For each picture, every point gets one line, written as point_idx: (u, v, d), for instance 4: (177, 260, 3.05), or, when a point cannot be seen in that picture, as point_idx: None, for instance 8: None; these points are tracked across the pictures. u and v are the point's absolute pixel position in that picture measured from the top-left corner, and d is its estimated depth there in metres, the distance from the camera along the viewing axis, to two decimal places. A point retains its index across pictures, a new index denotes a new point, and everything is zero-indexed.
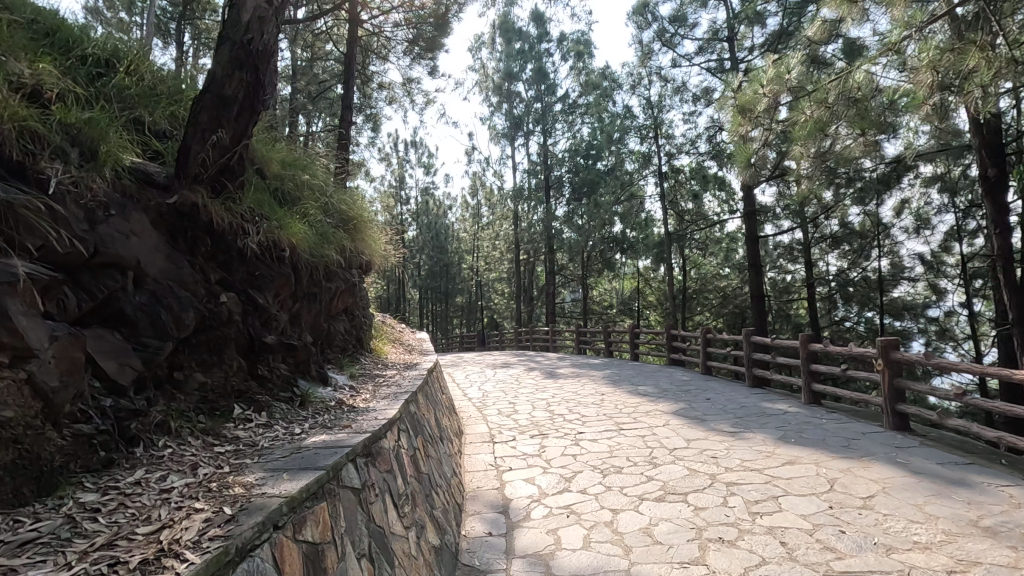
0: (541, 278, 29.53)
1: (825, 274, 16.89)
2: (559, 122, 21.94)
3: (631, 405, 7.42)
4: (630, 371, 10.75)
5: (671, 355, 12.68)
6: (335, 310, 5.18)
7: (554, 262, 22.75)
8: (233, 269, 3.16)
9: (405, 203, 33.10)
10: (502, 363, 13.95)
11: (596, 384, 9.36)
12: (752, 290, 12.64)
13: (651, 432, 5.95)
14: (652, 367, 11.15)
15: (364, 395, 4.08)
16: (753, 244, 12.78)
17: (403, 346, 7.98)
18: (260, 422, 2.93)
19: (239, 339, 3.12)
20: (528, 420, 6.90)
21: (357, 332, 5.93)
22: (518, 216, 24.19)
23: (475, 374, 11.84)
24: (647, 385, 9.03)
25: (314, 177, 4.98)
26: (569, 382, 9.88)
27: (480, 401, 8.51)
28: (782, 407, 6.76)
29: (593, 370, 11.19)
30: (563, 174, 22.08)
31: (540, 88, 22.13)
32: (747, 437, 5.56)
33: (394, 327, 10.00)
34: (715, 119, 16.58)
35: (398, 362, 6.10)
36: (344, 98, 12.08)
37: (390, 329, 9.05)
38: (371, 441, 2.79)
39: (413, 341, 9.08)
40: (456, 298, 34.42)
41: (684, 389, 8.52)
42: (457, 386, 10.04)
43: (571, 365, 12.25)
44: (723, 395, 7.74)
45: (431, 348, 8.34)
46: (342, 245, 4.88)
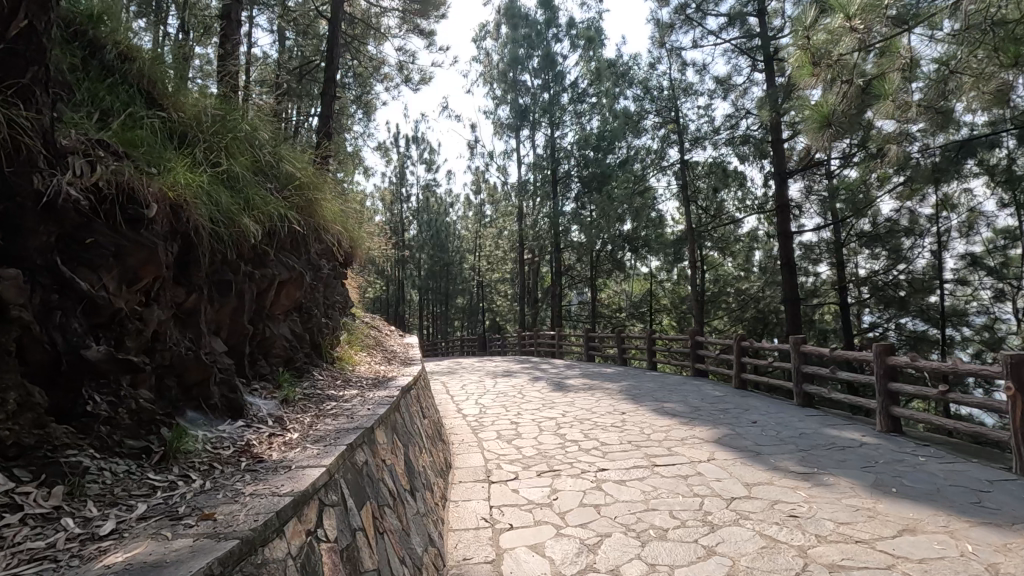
0: (545, 279, 28.15)
1: (859, 277, 15.48)
2: (567, 113, 20.57)
3: (661, 429, 6.04)
4: (651, 384, 9.36)
5: (693, 364, 11.25)
6: (274, 308, 3.82)
7: (561, 263, 21.44)
8: (22, 228, 1.81)
9: (405, 199, 31.72)
10: (503, 370, 12.59)
11: (613, 400, 7.98)
12: (785, 293, 11.28)
13: (695, 472, 4.56)
14: (676, 379, 9.77)
15: (290, 434, 2.70)
16: (786, 242, 11.37)
17: (384, 353, 6.61)
18: (37, 515, 1.55)
19: (27, 351, 1.76)
20: (534, 449, 5.51)
21: (314, 336, 4.58)
22: (523, 212, 22.82)
23: (473, 383, 10.46)
24: (674, 401, 7.65)
25: (245, 125, 3.66)
26: (580, 396, 8.51)
27: (475, 420, 7.13)
28: (855, 435, 5.37)
29: (608, 381, 9.80)
30: (571, 168, 20.69)
31: (548, 77, 20.75)
32: (827, 482, 4.18)
33: (378, 330, 8.64)
34: (738, 107, 15.19)
35: (367, 375, 4.72)
36: (326, 72, 10.68)
37: (369, 331, 7.70)
38: (230, 564, 1.40)
39: (397, 345, 7.71)
40: (457, 299, 33.04)
41: (720, 407, 7.15)
42: (450, 399, 8.68)
43: (581, 375, 10.85)
44: (772, 417, 6.37)
45: (418, 355, 6.98)
46: (279, 215, 3.52)
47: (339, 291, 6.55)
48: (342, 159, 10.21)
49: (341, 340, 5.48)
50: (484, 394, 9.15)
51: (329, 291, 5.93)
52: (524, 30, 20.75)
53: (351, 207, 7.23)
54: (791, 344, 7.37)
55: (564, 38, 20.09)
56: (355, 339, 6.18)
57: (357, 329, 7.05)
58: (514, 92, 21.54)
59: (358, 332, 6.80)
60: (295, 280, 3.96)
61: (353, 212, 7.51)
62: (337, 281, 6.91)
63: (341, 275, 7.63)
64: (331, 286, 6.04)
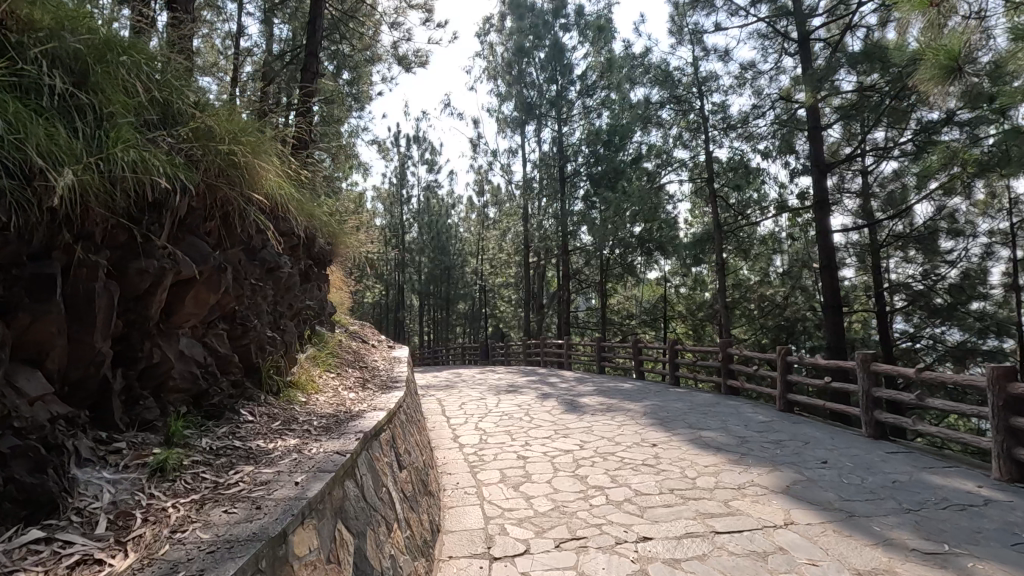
0: (552, 283, 26.93)
1: (897, 283, 14.13)
2: (575, 107, 19.42)
3: (708, 472, 4.77)
4: (679, 404, 8.06)
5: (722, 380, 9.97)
6: (171, 318, 2.60)
7: (568, 268, 20.20)
8: None
9: (405, 201, 30.59)
10: (508, 384, 11.33)
11: (637, 426, 6.71)
12: (824, 300, 10.01)
13: (776, 547, 3.30)
14: (706, 398, 8.48)
15: (116, 561, 1.46)
16: (826, 241, 10.09)
17: (359, 372, 5.38)
18: None
19: None
20: (549, 502, 4.25)
21: (248, 358, 3.35)
22: (528, 213, 21.60)
23: (473, 401, 9.22)
24: (713, 429, 6.37)
25: (126, 42, 2.46)
26: (598, 419, 7.24)
27: (475, 452, 5.89)
28: (969, 487, 4.09)
29: (627, 400, 8.52)
30: (579, 166, 19.51)
31: (555, 70, 19.60)
32: (974, 572, 2.91)
33: (358, 342, 7.43)
34: (762, 96, 13.97)
35: (323, 409, 3.48)
36: (310, 51, 9.52)
37: (343, 343, 6.45)
38: None
39: (376, 360, 6.45)
40: (459, 304, 31.82)
41: (772, 438, 5.87)
42: (446, 422, 7.46)
43: (595, 392, 9.58)
44: (845, 455, 5.08)
45: (404, 375, 5.74)
46: (161, 175, 2.30)
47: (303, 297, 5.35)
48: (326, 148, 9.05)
49: (297, 359, 4.25)
50: (485, 415, 7.90)
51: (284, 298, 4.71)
52: (529, 20, 19.60)
53: (315, 195, 6.01)
54: (859, 362, 6.03)
55: (572, 28, 18.94)
56: (320, 358, 4.94)
57: (328, 345, 5.82)
58: (518, 85, 20.36)
59: (328, 348, 5.57)
60: (208, 279, 2.75)
61: (320, 201, 6.31)
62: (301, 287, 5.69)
63: (309, 279, 6.40)
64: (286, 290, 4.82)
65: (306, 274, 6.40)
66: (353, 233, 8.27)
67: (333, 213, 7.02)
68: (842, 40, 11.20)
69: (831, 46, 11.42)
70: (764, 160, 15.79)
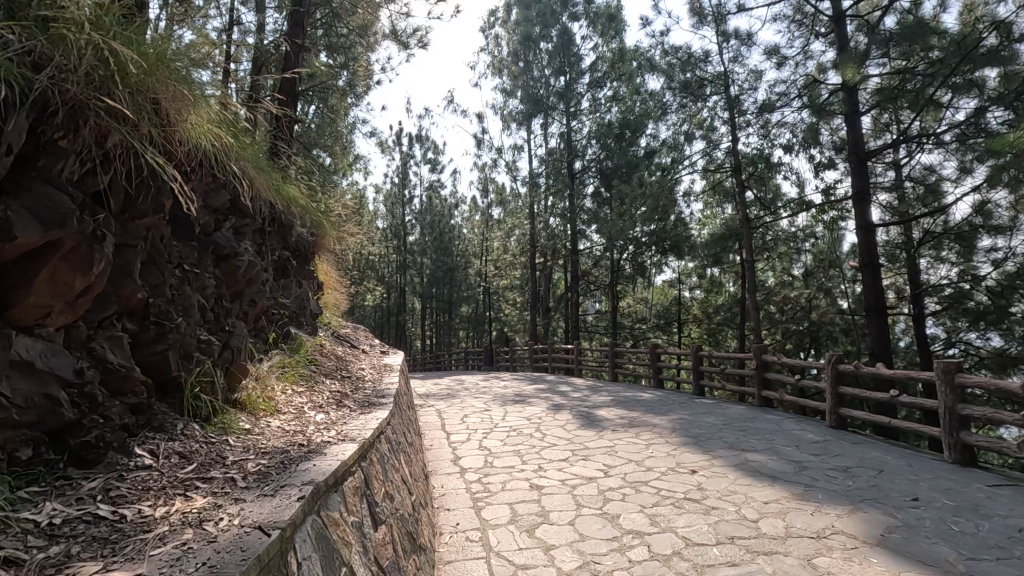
0: (559, 286, 26.00)
1: (931, 284, 13.13)
2: (584, 100, 18.55)
3: (772, 513, 3.80)
4: (711, 419, 7.09)
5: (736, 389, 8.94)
6: (5, 312, 1.69)
7: (577, 269, 19.26)
8: None
9: (406, 201, 29.74)
10: (515, 393, 10.38)
11: (669, 446, 5.75)
12: (865, 301, 9.02)
13: None
14: (741, 412, 7.50)
15: None
16: (868, 237, 9.11)
17: (337, 385, 4.41)
18: None
19: None
20: (575, 556, 3.27)
21: (162, 370, 2.39)
22: (534, 212, 20.69)
23: (477, 413, 8.27)
24: (761, 452, 5.40)
25: None
26: (621, 436, 6.27)
27: (478, 481, 4.91)
28: None
29: (651, 414, 7.55)
30: (588, 162, 18.64)
31: (562, 62, 18.75)
32: None
33: (344, 347, 6.47)
34: (787, 83, 13.03)
35: (271, 441, 2.51)
36: (299, 27, 8.67)
37: (321, 349, 5.48)
38: None
39: (360, 369, 5.49)
40: (461, 307, 30.89)
41: (835, 464, 4.90)
42: (446, 439, 6.50)
43: (613, 403, 8.61)
44: (937, 490, 4.09)
45: (393, 385, 4.79)
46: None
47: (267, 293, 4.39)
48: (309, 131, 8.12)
49: (249, 373, 3.30)
50: (491, 430, 6.94)
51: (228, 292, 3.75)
52: (536, 9, 18.74)
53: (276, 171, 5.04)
54: (939, 373, 4.91)
55: (581, 18, 18.08)
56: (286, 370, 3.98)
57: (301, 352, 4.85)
58: (523, 78, 19.49)
59: (301, 356, 4.60)
60: (72, 252, 1.84)
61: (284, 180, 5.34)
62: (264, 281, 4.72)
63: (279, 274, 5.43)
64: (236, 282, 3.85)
65: (278, 267, 5.46)
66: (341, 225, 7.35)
67: (304, 197, 6.05)
68: (879, 19, 10.28)
69: (866, 26, 10.50)
70: (786, 153, 14.85)
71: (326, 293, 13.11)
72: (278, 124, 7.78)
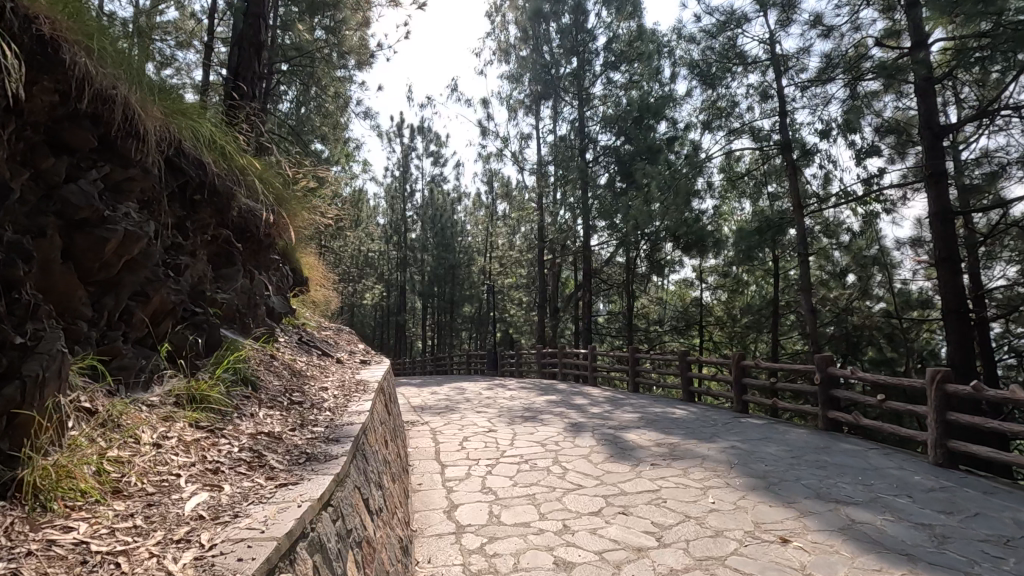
0: (567, 284, 24.63)
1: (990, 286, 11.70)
2: (597, 84, 17.20)
3: None
4: (771, 449, 5.67)
5: (786, 408, 7.35)
6: None
7: (589, 266, 17.94)
8: None
9: (408, 196, 28.43)
10: (524, 407, 9.00)
11: (734, 495, 4.34)
12: (942, 303, 7.61)
13: None
14: (804, 438, 6.08)
15: None
16: (945, 226, 7.70)
17: (273, 421, 2.98)
18: None
19: None
20: None
21: None
22: (542, 206, 19.31)
23: (479, 433, 6.89)
24: (863, 506, 4.00)
25: None
26: (666, 475, 4.86)
27: (480, 550, 3.49)
28: None
29: (693, 440, 6.13)
30: (602, 152, 17.30)
31: (575, 42, 17.36)
32: None
33: (309, 359, 5.06)
34: (830, 56, 11.61)
35: None
36: None
37: (268, 362, 4.05)
38: None
39: (321, 388, 4.05)
40: (465, 306, 29.55)
41: (984, 531, 3.49)
42: (439, 475, 5.09)
43: (642, 423, 7.21)
44: None
45: (357, 417, 3.32)
46: None
47: (167, 284, 2.99)
48: (257, 84, 6.48)
49: (67, 423, 1.89)
50: (497, 460, 5.53)
51: (70, 276, 2.34)
52: None
53: (189, 113, 3.65)
54: None
55: None
56: (177, 409, 2.55)
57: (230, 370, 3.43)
58: (533, 61, 18.18)
59: (225, 378, 3.17)
60: None
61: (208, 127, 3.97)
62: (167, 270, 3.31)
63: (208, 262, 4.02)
64: (91, 262, 2.44)
65: (208, 253, 4.03)
66: (311, 203, 5.96)
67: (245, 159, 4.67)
68: None
69: None
70: (822, 138, 13.45)
71: (312, 290, 11.80)
72: (240, 77, 6.37)
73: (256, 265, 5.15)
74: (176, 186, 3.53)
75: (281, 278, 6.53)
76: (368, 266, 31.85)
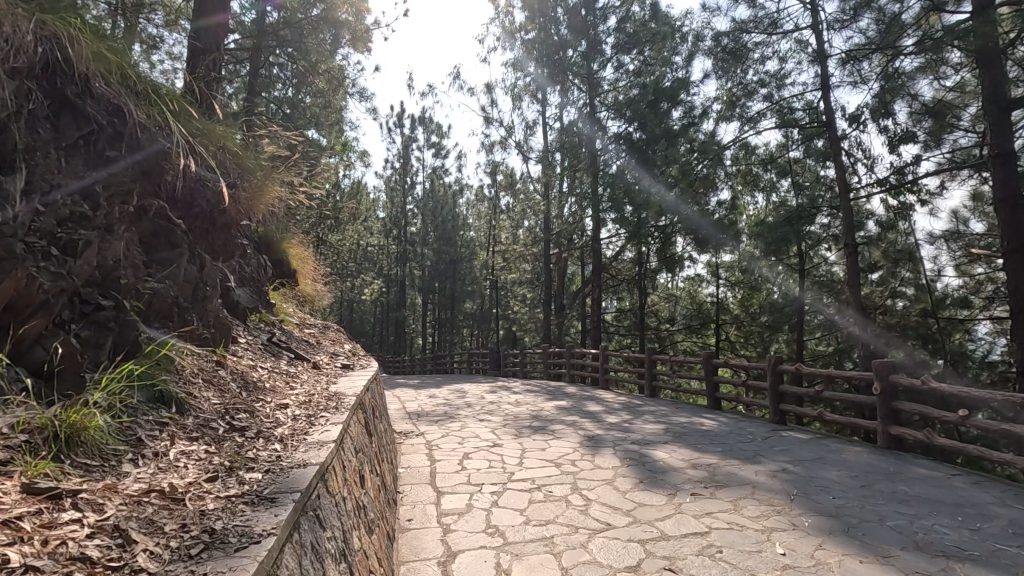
0: (574, 281, 23.72)
1: None
2: (607, 68, 16.27)
3: None
4: (832, 474, 4.71)
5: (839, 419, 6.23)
6: None
7: (598, 261, 17.04)
8: None
9: (409, 189, 27.54)
10: (532, 414, 8.10)
11: (806, 542, 3.42)
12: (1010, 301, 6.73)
13: None
14: (867, 460, 5.14)
15: None
16: (1014, 213, 6.81)
17: (188, 463, 2.07)
18: None
19: None
20: None
21: None
22: (548, 197, 18.41)
23: (483, 447, 5.97)
24: (983, 564, 3.06)
25: None
26: (713, 511, 3.94)
27: None
28: None
29: (734, 460, 5.19)
30: (612, 140, 16.39)
31: (584, 24, 16.42)
32: None
33: (276, 365, 4.15)
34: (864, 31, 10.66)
35: None
36: None
37: (212, 372, 3.14)
38: None
39: (279, 406, 3.14)
40: (466, 302, 28.68)
41: None
42: (434, 508, 4.17)
43: (669, 437, 6.29)
44: None
45: (314, 454, 2.37)
46: None
47: (26, 260, 2.11)
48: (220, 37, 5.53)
49: None
50: (504, 487, 4.61)
51: None
52: None
53: (92, 41, 2.86)
54: None
55: None
56: (14, 455, 1.65)
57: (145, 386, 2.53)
58: (538, 45, 17.27)
59: (124, 402, 2.25)
60: None
61: (124, 69, 3.10)
62: (54, 247, 2.41)
63: (131, 243, 3.12)
64: None
65: (131, 231, 3.12)
66: (282, 179, 5.06)
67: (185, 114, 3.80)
68: None
69: None
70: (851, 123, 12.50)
71: (302, 284, 10.93)
72: (202, 32, 5.43)
73: (209, 250, 4.25)
74: (78, 137, 2.73)
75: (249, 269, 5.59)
76: (368, 261, 31.07)
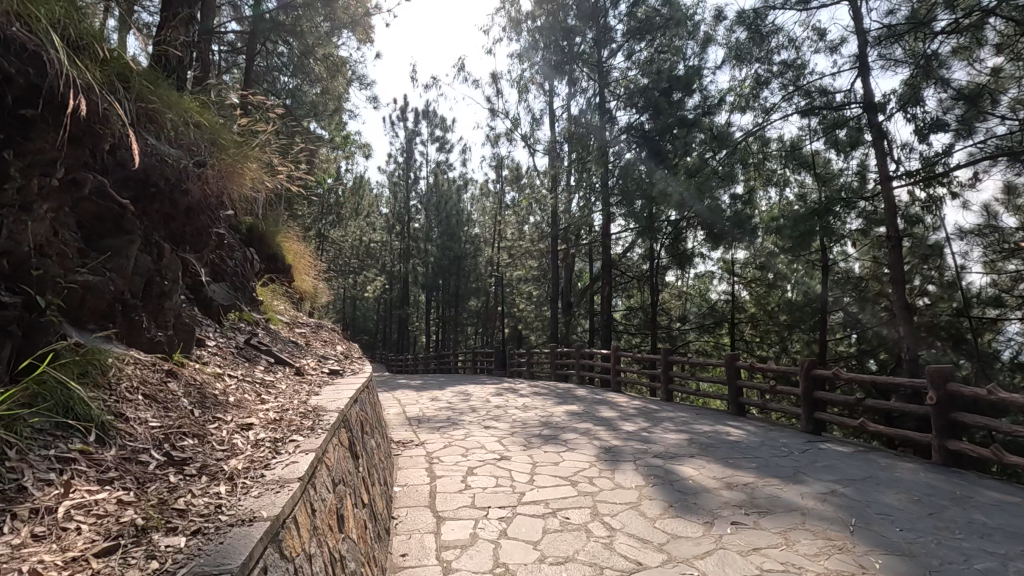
0: (581, 279, 23.16)
1: None
2: (617, 56, 15.66)
3: None
4: (891, 499, 4.08)
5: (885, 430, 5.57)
6: None
7: (607, 257, 16.46)
8: None
9: (412, 184, 27.02)
10: (541, 420, 7.53)
11: None
12: None
13: None
14: (926, 479, 4.52)
15: None
16: None
17: (83, 528, 1.49)
18: None
19: None
20: None
21: None
22: (554, 192, 17.82)
23: (488, 460, 5.39)
24: None
25: None
26: (761, 547, 3.34)
27: None
28: None
29: (774, 479, 4.58)
30: (623, 132, 15.78)
31: (593, 9, 15.78)
32: None
33: (249, 372, 3.54)
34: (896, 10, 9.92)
35: None
36: None
37: (158, 385, 2.54)
38: None
39: (241, 428, 2.54)
40: (470, 300, 28.17)
41: None
42: (433, 539, 3.58)
43: (694, 449, 5.69)
44: None
45: (267, 502, 1.78)
46: None
47: None
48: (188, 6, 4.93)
49: None
50: (513, 511, 4.02)
51: None
52: None
53: None
54: None
55: None
56: None
57: (52, 409, 1.93)
58: (546, 34, 16.63)
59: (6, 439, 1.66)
60: None
61: (44, 0, 2.49)
62: None
63: (57, 226, 2.52)
64: None
65: (57, 211, 2.53)
66: (262, 157, 4.45)
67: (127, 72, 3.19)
68: None
69: None
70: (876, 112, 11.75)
71: (299, 281, 10.37)
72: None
73: (169, 239, 3.64)
74: None
75: (222, 263, 4.98)
76: (370, 258, 30.55)
